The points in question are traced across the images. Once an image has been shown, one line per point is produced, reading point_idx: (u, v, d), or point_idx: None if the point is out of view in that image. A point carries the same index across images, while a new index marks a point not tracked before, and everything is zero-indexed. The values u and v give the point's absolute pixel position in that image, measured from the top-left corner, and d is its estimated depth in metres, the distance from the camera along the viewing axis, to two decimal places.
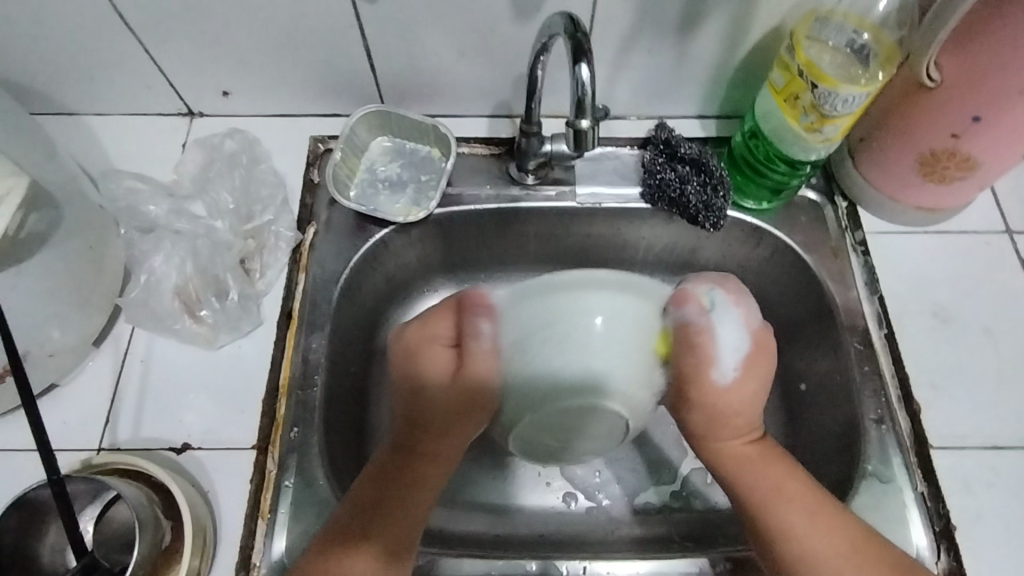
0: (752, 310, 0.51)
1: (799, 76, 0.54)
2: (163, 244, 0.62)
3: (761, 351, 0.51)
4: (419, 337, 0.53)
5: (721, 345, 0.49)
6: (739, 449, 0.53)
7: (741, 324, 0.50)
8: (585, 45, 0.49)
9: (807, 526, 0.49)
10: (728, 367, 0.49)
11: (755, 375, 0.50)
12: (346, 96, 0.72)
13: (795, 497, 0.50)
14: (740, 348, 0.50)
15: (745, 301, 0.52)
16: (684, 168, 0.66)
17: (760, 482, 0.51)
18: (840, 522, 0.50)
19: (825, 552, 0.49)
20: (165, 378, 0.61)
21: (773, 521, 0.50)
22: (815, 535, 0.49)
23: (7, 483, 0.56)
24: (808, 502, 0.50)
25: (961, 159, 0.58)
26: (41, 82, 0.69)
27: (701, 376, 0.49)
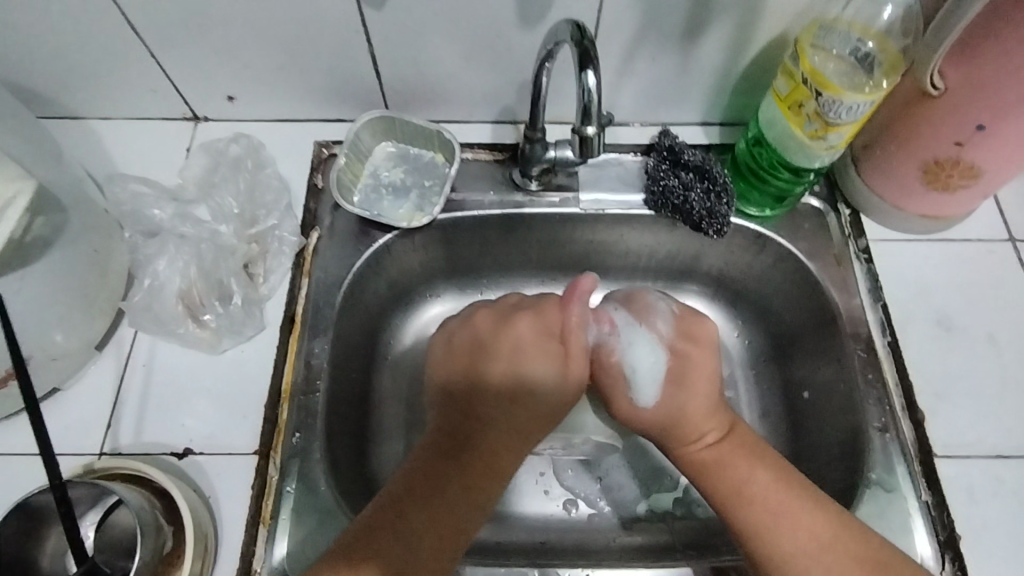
0: (664, 323, 0.60)
1: (803, 84, 0.54)
2: (167, 248, 0.62)
3: (683, 361, 0.58)
4: (529, 334, 0.59)
5: (627, 360, 0.59)
6: (705, 451, 0.55)
7: (651, 337, 0.59)
8: (591, 52, 0.49)
9: (777, 520, 0.49)
10: (637, 380, 0.58)
11: (692, 372, 0.58)
12: (351, 102, 0.72)
13: (763, 491, 0.51)
14: (655, 364, 0.58)
15: (657, 315, 0.61)
16: (688, 175, 0.66)
17: (723, 481, 0.53)
18: (804, 515, 0.49)
19: (790, 545, 0.48)
20: (168, 382, 0.61)
21: (741, 518, 0.51)
22: (786, 528, 0.49)
23: (9, 487, 0.56)
24: (774, 497, 0.50)
25: (965, 167, 0.58)
26: (47, 85, 0.69)
27: (615, 388, 0.60)
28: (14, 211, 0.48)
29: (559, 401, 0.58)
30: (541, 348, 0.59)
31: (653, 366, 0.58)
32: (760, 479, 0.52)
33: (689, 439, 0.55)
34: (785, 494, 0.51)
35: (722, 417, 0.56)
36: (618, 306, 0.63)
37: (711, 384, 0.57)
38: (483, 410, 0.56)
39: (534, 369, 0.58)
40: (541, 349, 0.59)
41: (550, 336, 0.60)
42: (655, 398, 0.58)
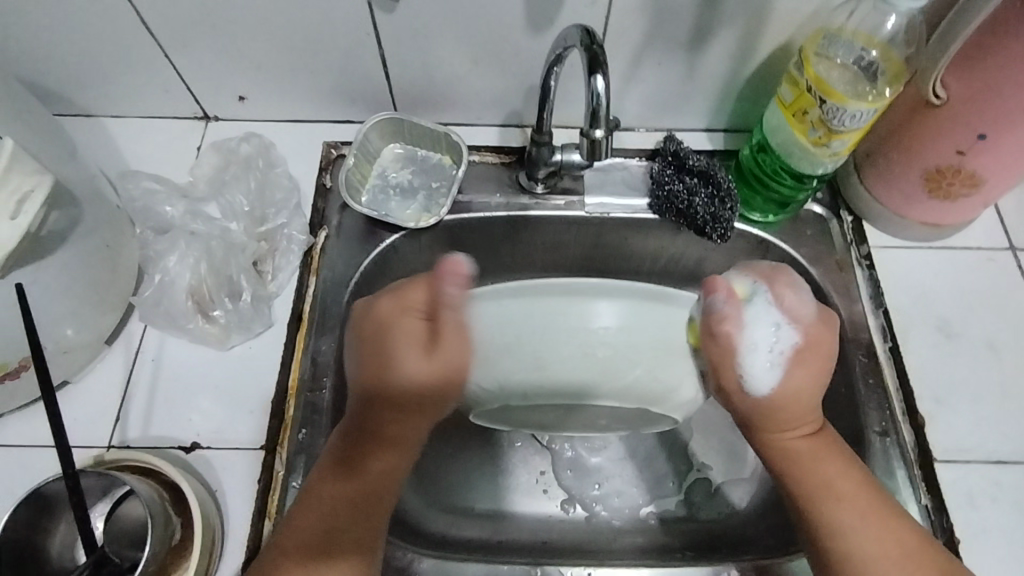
0: (804, 304, 0.52)
1: (807, 92, 0.55)
2: (178, 245, 0.63)
3: (811, 347, 0.52)
4: (389, 316, 0.52)
5: (746, 338, 0.51)
6: (803, 443, 0.54)
7: (785, 319, 0.52)
8: (600, 57, 0.50)
9: (863, 524, 0.51)
10: (755, 362, 0.51)
11: (807, 364, 0.52)
12: (361, 103, 0.73)
13: (852, 496, 0.52)
14: (778, 344, 0.52)
15: (796, 292, 0.53)
16: (692, 179, 0.67)
17: (811, 479, 0.52)
18: (894, 525, 0.51)
19: (870, 552, 0.50)
20: (176, 377, 0.62)
21: (825, 515, 0.51)
22: (867, 534, 0.50)
23: (18, 478, 0.56)
24: (862, 501, 0.51)
25: (966, 176, 0.59)
26: (61, 83, 0.70)
27: (725, 366, 0.52)
28: (33, 205, 0.49)
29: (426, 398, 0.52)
30: (405, 332, 0.51)
31: (774, 346, 0.52)
32: (851, 482, 0.52)
33: (784, 428, 0.54)
34: (871, 501, 0.52)
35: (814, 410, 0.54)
36: (755, 279, 0.53)
37: (824, 374, 0.53)
38: (385, 403, 0.53)
39: (405, 361, 0.51)
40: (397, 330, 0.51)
41: (414, 312, 0.52)
42: (769, 383, 0.51)
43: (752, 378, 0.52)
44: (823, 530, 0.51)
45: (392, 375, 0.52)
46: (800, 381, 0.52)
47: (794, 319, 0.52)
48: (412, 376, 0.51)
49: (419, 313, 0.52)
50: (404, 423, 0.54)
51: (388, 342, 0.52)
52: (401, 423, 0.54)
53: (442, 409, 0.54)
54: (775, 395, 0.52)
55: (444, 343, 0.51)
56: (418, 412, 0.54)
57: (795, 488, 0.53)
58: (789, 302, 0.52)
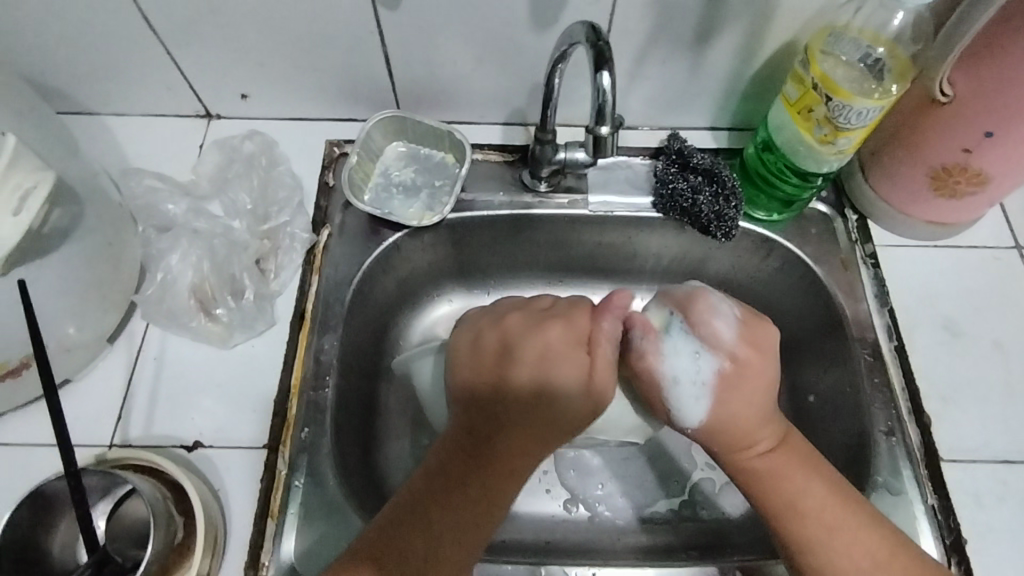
0: (721, 330, 0.52)
1: (813, 89, 0.55)
2: (181, 243, 0.63)
3: (734, 372, 0.51)
4: (559, 341, 0.52)
5: (666, 370, 0.52)
6: (762, 460, 0.51)
7: (702, 349, 0.51)
8: (606, 54, 0.50)
9: (832, 541, 0.48)
10: (679, 395, 0.52)
11: (744, 384, 0.50)
12: (364, 101, 0.73)
13: (820, 512, 0.49)
14: (697, 376, 0.51)
15: (716, 315, 0.52)
16: (696, 178, 0.67)
17: (775, 497, 0.50)
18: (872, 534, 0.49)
19: (844, 567, 0.48)
20: (179, 376, 0.61)
21: (791, 533, 0.49)
22: (839, 549, 0.48)
23: (20, 476, 0.56)
24: (828, 517, 0.49)
25: (972, 174, 0.58)
26: (63, 81, 0.70)
27: (654, 399, 0.53)
28: (36, 202, 0.48)
29: (565, 416, 0.51)
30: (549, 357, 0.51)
31: (695, 377, 0.51)
32: (816, 497, 0.49)
33: (740, 447, 0.51)
34: (842, 515, 0.49)
35: (772, 424, 0.51)
36: (671, 308, 0.54)
37: (768, 392, 0.51)
38: (509, 428, 0.50)
39: (553, 372, 0.51)
40: (553, 344, 0.52)
41: (571, 326, 0.53)
42: (700, 413, 0.51)
43: (682, 410, 0.52)
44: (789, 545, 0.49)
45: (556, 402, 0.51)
46: (744, 398, 0.50)
47: (716, 347, 0.51)
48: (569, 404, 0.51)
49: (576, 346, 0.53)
50: (520, 451, 0.50)
51: (517, 353, 0.52)
52: (519, 452, 0.50)
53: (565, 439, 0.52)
54: (706, 423, 0.51)
55: (602, 374, 0.52)
56: (539, 440, 0.51)
57: (762, 506, 0.51)
58: (713, 325, 0.52)
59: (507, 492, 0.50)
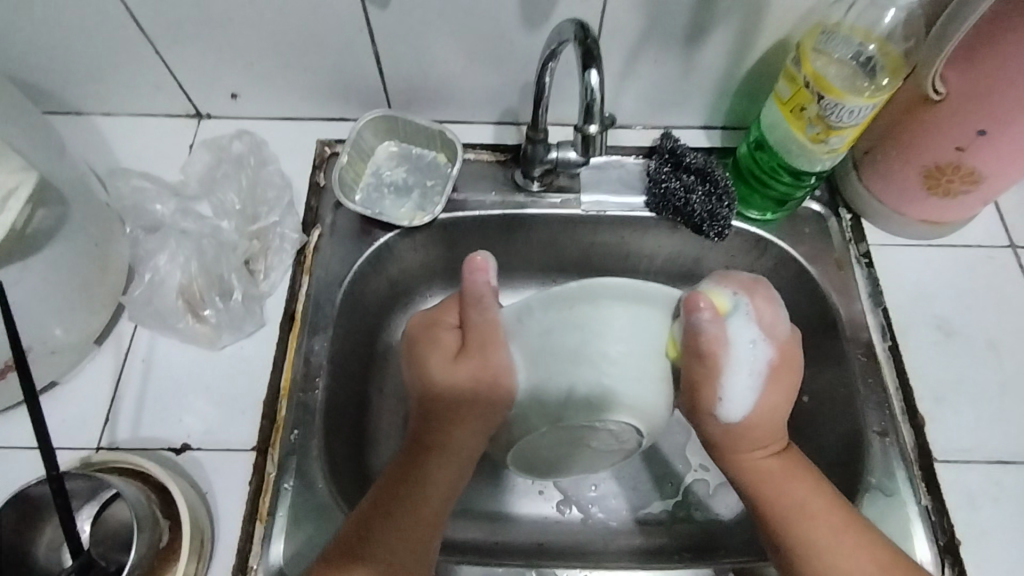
0: (777, 320, 0.52)
1: (805, 88, 0.55)
2: (169, 244, 0.63)
3: (782, 363, 0.52)
4: (420, 327, 0.57)
5: (730, 358, 0.50)
6: (768, 463, 0.53)
7: (763, 337, 0.51)
8: (595, 51, 0.49)
9: (834, 541, 0.49)
10: (733, 382, 0.50)
11: (776, 381, 0.51)
12: (355, 101, 0.72)
13: (823, 515, 0.51)
14: (749, 364, 0.50)
15: (774, 306, 0.52)
16: (689, 177, 0.67)
17: (782, 497, 0.52)
18: (874, 540, 0.50)
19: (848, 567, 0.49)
20: (167, 378, 0.61)
21: (796, 531, 0.50)
22: (838, 550, 0.49)
23: (5, 479, 0.56)
24: (833, 517, 0.50)
25: (966, 172, 0.58)
26: (50, 80, 0.69)
27: (706, 384, 0.50)
28: (19, 202, 0.48)
29: (461, 406, 0.54)
30: (431, 343, 0.56)
31: (748, 364, 0.50)
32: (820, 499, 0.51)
33: (750, 448, 0.53)
34: (846, 519, 0.51)
35: (781, 430, 0.54)
36: (734, 290, 0.51)
37: (794, 388, 0.53)
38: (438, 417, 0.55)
39: (430, 369, 0.55)
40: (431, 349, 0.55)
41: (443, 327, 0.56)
42: (749, 404, 0.51)
43: (728, 400, 0.51)
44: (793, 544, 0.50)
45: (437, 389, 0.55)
46: (767, 398, 0.51)
47: (768, 336, 0.51)
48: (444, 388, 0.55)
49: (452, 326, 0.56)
50: (454, 436, 0.55)
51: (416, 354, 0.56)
52: (448, 436, 0.55)
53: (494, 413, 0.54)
54: (749, 416, 0.51)
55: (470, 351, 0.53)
56: (481, 423, 0.54)
57: (765, 507, 0.52)
58: (767, 314, 0.51)
59: (436, 471, 0.54)
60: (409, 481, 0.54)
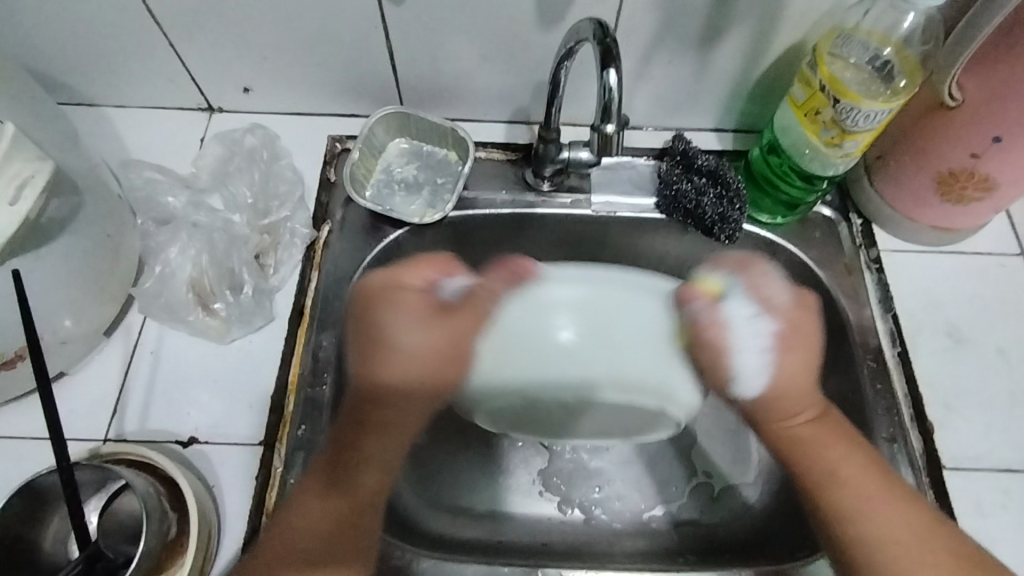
0: (775, 289, 0.53)
1: (820, 91, 0.55)
2: (180, 237, 0.63)
3: (792, 331, 0.52)
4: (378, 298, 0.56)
5: (731, 337, 0.52)
6: (808, 430, 0.54)
7: (759, 310, 0.52)
8: (614, 51, 0.49)
9: (876, 509, 0.51)
10: (742, 361, 0.52)
11: (794, 351, 0.52)
12: (367, 97, 0.72)
13: (862, 483, 0.52)
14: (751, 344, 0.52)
15: (768, 279, 0.54)
16: (700, 179, 0.66)
17: (817, 465, 0.53)
18: (908, 505, 0.51)
19: (882, 532, 0.50)
20: (174, 371, 0.61)
21: (832, 503, 0.52)
22: (877, 515, 0.50)
23: (13, 469, 0.56)
24: (870, 484, 0.52)
25: (980, 179, 0.58)
26: (64, 71, 0.69)
27: (719, 367, 0.52)
28: (34, 190, 0.48)
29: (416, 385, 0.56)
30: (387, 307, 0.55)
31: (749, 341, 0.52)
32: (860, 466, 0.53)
33: (783, 417, 0.55)
34: (888, 491, 0.51)
35: (814, 395, 0.55)
36: (727, 272, 0.55)
37: (816, 355, 0.53)
38: (382, 402, 0.56)
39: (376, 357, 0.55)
40: (401, 325, 0.55)
41: (410, 292, 0.56)
42: (760, 383, 0.53)
43: (744, 377, 0.52)
44: (830, 512, 0.52)
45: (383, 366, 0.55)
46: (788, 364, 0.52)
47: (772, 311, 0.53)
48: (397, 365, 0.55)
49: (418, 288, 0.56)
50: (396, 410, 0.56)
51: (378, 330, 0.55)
52: (387, 416, 0.56)
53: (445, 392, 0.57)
54: (768, 390, 0.53)
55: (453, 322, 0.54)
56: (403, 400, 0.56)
57: (805, 478, 0.54)
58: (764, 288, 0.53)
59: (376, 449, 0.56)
60: (353, 462, 0.55)
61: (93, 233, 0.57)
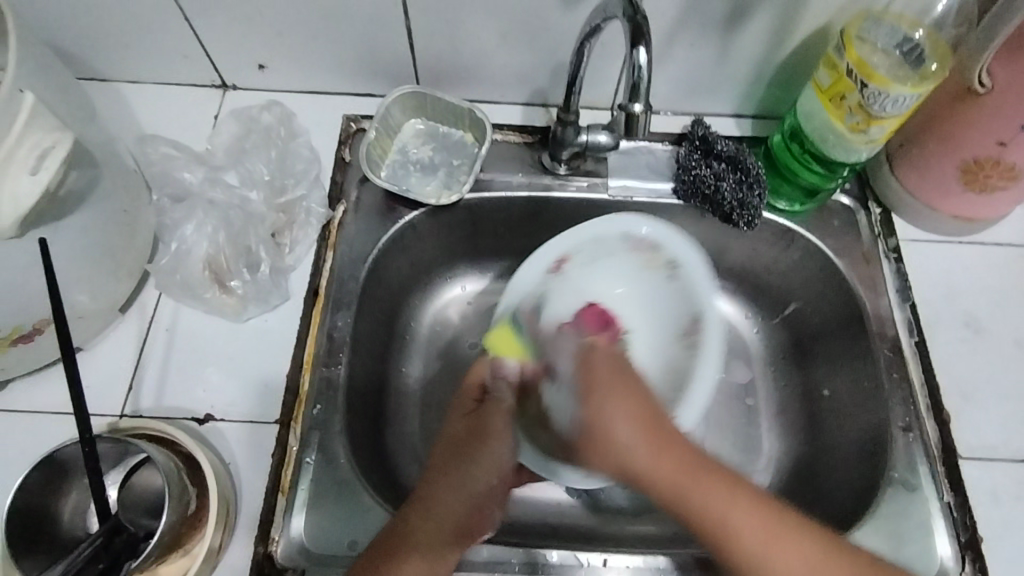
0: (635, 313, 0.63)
1: (848, 76, 0.54)
2: (196, 213, 0.63)
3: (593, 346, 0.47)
4: (456, 423, 0.52)
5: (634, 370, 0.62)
6: (648, 450, 0.40)
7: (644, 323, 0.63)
8: (644, 28, 0.49)
9: (711, 494, 0.40)
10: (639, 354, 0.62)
11: (615, 377, 0.43)
12: (383, 77, 0.71)
13: (683, 471, 0.40)
14: (684, 318, 0.61)
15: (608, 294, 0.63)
16: (719, 165, 0.66)
17: (659, 483, 0.40)
18: (749, 491, 0.41)
19: (755, 534, 0.40)
20: (189, 347, 0.61)
21: (718, 527, 0.40)
22: (742, 528, 0.40)
23: (30, 442, 0.56)
24: (719, 483, 0.41)
25: (1005, 168, 0.57)
26: (77, 45, 0.68)
27: None
28: (54, 162, 0.47)
29: (462, 445, 0.50)
30: (458, 401, 0.53)
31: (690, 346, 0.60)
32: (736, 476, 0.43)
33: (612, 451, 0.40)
34: (746, 495, 0.41)
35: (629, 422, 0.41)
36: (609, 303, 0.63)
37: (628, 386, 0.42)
38: (441, 463, 0.50)
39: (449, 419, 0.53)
40: (458, 415, 0.52)
41: (469, 399, 0.53)
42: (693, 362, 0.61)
43: None
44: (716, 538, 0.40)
45: (450, 431, 0.52)
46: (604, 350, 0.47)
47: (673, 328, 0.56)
48: (457, 428, 0.52)
49: (476, 389, 0.53)
50: (443, 494, 0.49)
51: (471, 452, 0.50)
52: (436, 494, 0.49)
53: (497, 460, 0.51)
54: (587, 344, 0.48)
55: (484, 415, 0.51)
56: (457, 481, 0.49)
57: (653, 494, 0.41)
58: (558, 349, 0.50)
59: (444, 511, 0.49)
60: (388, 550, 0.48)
61: (110, 207, 0.57)
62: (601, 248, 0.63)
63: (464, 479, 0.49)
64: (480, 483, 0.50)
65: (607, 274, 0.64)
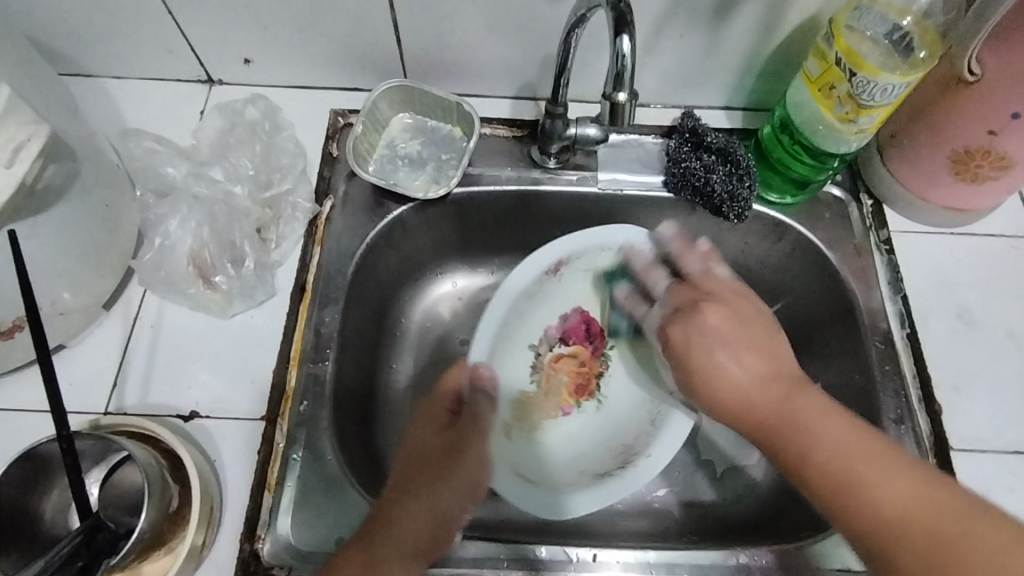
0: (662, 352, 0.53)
1: (836, 65, 0.54)
2: (180, 209, 0.62)
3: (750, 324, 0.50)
4: (426, 431, 0.53)
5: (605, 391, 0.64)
6: (765, 393, 0.47)
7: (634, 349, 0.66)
8: (627, 16, 0.48)
9: (831, 441, 0.43)
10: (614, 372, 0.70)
11: (752, 349, 0.49)
12: (370, 71, 0.71)
13: (844, 439, 0.43)
14: None
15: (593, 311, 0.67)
16: (709, 157, 0.65)
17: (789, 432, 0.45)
18: (869, 441, 0.43)
19: (887, 481, 0.41)
20: (173, 344, 0.60)
21: (835, 473, 0.42)
22: (857, 473, 0.41)
23: (10, 440, 0.55)
24: (877, 446, 0.42)
25: (996, 158, 0.57)
26: (60, 40, 0.68)
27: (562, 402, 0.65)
28: (30, 155, 0.46)
29: (425, 462, 0.51)
30: (428, 415, 0.54)
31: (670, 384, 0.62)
32: (810, 404, 0.45)
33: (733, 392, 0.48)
34: (865, 440, 0.43)
35: (742, 376, 0.48)
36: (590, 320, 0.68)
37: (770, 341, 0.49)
38: (411, 485, 0.49)
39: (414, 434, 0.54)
40: (429, 429, 0.53)
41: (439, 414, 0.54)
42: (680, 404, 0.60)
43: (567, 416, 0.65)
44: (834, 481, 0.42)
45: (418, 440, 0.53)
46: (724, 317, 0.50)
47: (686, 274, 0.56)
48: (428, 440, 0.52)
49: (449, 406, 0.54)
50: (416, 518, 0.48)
51: (450, 459, 0.51)
52: (398, 513, 0.48)
53: (477, 464, 0.51)
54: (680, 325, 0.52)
55: (458, 429, 0.52)
56: (430, 498, 0.49)
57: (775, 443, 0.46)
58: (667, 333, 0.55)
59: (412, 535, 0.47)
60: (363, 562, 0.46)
61: (91, 202, 0.56)
62: (600, 255, 0.64)
63: (435, 495, 0.49)
64: (454, 502, 0.49)
65: (602, 283, 0.66)
